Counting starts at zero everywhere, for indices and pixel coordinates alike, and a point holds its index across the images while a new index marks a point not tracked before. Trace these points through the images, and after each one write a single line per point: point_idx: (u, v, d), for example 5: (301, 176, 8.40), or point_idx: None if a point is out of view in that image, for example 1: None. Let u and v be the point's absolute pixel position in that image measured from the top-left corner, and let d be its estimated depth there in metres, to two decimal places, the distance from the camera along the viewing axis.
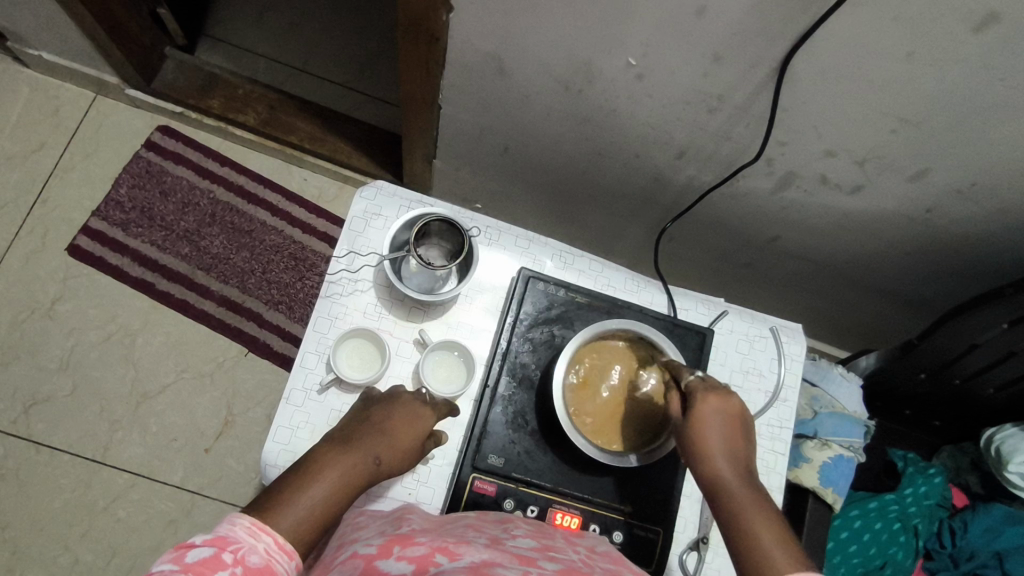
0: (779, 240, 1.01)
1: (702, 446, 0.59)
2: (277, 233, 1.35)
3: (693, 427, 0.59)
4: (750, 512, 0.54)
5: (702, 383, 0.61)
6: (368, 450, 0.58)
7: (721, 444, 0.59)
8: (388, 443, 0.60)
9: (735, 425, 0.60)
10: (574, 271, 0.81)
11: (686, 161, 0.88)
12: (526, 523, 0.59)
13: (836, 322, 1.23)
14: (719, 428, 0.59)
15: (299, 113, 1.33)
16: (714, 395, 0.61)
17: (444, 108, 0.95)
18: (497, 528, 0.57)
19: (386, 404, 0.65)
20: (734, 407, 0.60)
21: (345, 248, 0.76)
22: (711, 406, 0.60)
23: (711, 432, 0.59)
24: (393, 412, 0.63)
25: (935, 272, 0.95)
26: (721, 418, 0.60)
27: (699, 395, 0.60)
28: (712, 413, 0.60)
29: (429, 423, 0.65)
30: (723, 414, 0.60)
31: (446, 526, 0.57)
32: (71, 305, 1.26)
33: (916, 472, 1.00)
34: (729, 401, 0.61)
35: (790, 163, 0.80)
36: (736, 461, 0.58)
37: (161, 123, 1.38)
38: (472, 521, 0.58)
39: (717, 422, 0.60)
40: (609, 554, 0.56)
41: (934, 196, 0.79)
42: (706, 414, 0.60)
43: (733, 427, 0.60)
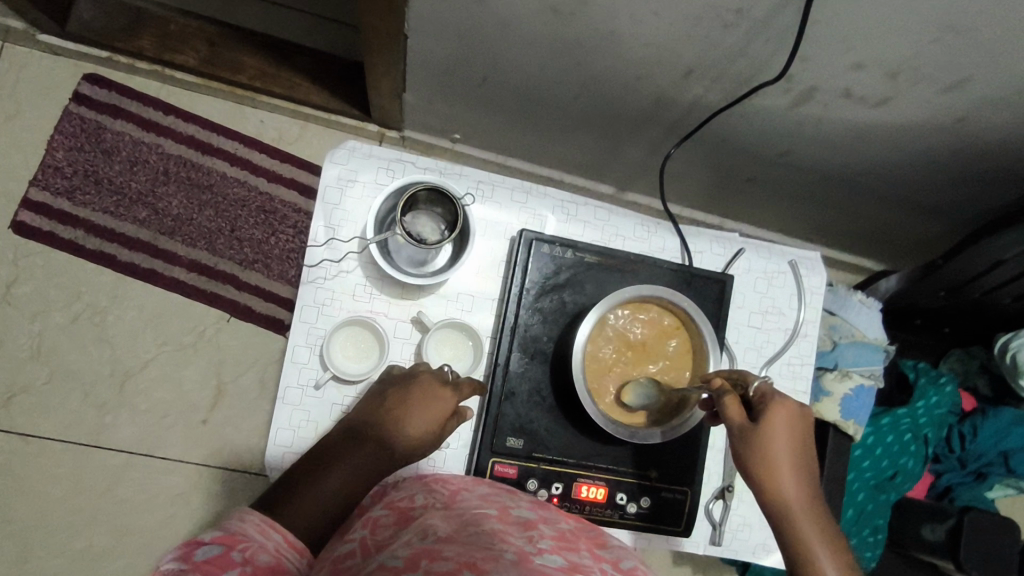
0: (789, 155, 0.93)
1: (767, 460, 0.55)
2: (240, 185, 1.24)
3: (761, 435, 0.55)
4: (810, 531, 0.52)
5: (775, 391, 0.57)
6: (384, 438, 0.59)
7: (788, 461, 0.55)
8: (405, 430, 0.60)
9: (803, 436, 0.56)
10: (579, 222, 0.73)
11: (691, 82, 0.78)
12: (549, 528, 0.55)
13: (842, 227, 1.18)
14: (784, 441, 0.55)
15: (243, 47, 1.17)
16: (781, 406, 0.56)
17: (411, 38, 0.83)
18: (522, 539, 0.51)
19: (410, 386, 0.63)
20: (802, 416, 0.57)
21: (323, 225, 0.67)
22: (782, 412, 0.56)
23: (779, 447, 0.55)
24: (410, 397, 0.61)
25: (957, 178, 0.89)
26: (788, 425, 0.56)
27: (774, 401, 0.56)
28: (782, 421, 0.55)
29: (449, 407, 0.62)
30: (791, 423, 0.56)
31: (466, 532, 0.52)
32: (29, 287, 1.17)
33: (928, 383, 0.98)
34: (797, 409, 0.57)
35: (810, 79, 0.71)
36: (802, 478, 0.55)
37: (88, 72, 1.20)
38: (494, 528, 0.53)
39: (784, 435, 0.55)
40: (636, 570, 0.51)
41: (970, 105, 0.71)
42: (773, 422, 0.55)
43: (798, 438, 0.56)
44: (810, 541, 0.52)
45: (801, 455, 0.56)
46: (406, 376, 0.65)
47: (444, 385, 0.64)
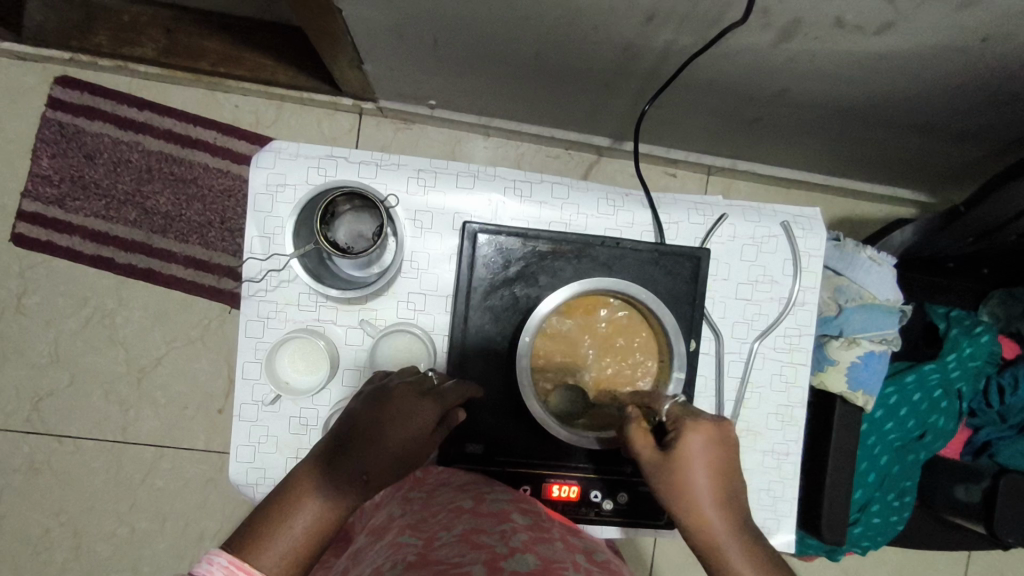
0: (788, 92, 0.82)
1: (688, 498, 0.49)
2: (224, 175, 1.21)
3: (679, 466, 0.50)
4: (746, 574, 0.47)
5: (690, 413, 0.51)
6: (355, 466, 0.52)
7: (711, 494, 0.50)
8: (380, 455, 0.54)
9: (725, 458, 0.51)
10: (534, 203, 0.67)
11: (656, 26, 0.68)
12: (521, 518, 0.54)
13: (865, 159, 1.05)
14: (706, 469, 0.50)
15: (200, 30, 1.12)
16: (701, 425, 0.51)
17: (346, 9, 0.75)
18: (495, 536, 0.50)
19: (388, 398, 0.57)
20: (723, 435, 0.51)
21: (257, 237, 0.64)
22: (697, 439, 0.50)
23: (699, 477, 0.50)
24: (389, 412, 0.56)
25: (990, 99, 0.76)
26: (707, 453, 0.50)
27: (688, 427, 0.50)
28: (699, 452, 0.50)
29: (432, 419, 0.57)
30: (709, 448, 0.50)
31: (438, 536, 0.50)
32: (38, 296, 1.20)
33: (961, 334, 0.88)
34: (716, 429, 0.51)
35: (791, 11, 0.60)
36: (729, 510, 0.50)
37: (57, 74, 1.18)
38: (466, 527, 0.51)
39: (705, 463, 0.50)
40: None
41: (990, 24, 0.58)
42: (688, 453, 0.50)
43: (721, 463, 0.50)
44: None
45: (725, 481, 0.50)
46: (383, 388, 0.59)
47: (425, 395, 0.58)
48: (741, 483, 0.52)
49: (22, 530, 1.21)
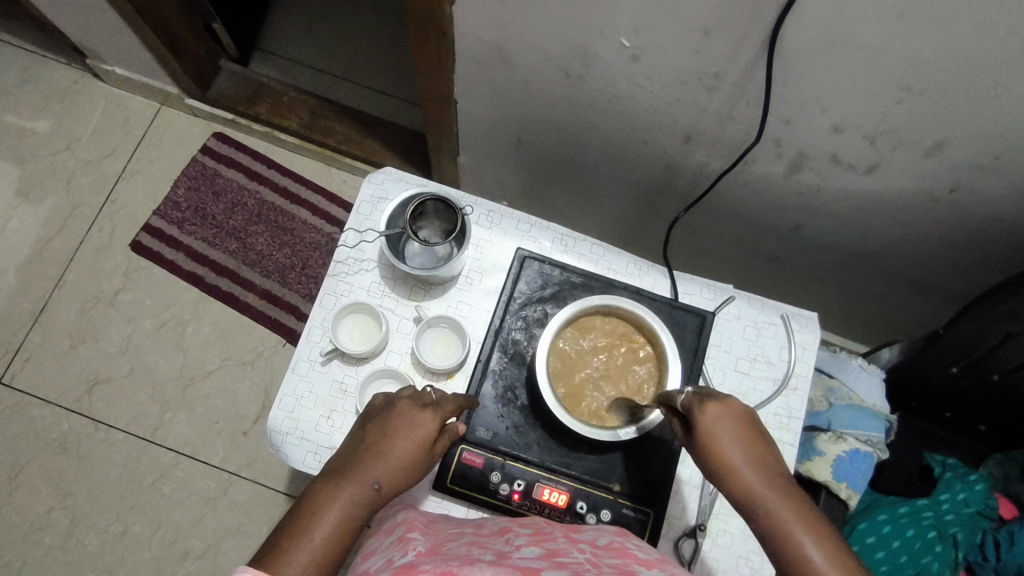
0: (802, 229, 0.97)
1: (720, 466, 0.53)
2: (316, 231, 1.43)
3: (705, 443, 0.54)
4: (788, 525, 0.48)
5: (696, 394, 0.57)
6: (366, 476, 0.55)
7: (743, 459, 0.53)
8: (386, 465, 0.57)
9: (746, 430, 0.54)
10: (574, 253, 0.81)
11: (694, 146, 0.87)
12: (524, 529, 0.58)
13: (874, 321, 1.16)
14: (729, 439, 0.54)
15: (336, 117, 1.41)
16: (713, 403, 0.55)
17: (460, 102, 0.99)
18: (499, 543, 0.55)
19: (388, 414, 0.62)
20: (737, 410, 0.55)
21: (352, 231, 0.80)
22: (716, 414, 0.55)
23: (725, 448, 0.53)
24: (388, 428, 0.60)
25: (975, 259, 0.89)
26: (726, 424, 0.54)
27: (698, 407, 0.55)
28: (717, 424, 0.54)
29: (435, 425, 0.62)
30: (727, 419, 0.55)
31: (447, 545, 0.55)
32: (131, 295, 1.38)
33: (954, 477, 0.92)
34: (731, 406, 0.55)
35: (798, 143, 0.78)
36: (765, 471, 0.52)
37: (217, 130, 1.49)
38: (471, 539, 0.56)
39: (728, 434, 0.54)
40: (613, 545, 0.53)
41: (954, 173, 0.74)
42: (711, 426, 0.54)
43: (749, 432, 0.54)
44: (790, 531, 0.47)
45: (756, 451, 0.54)
46: (387, 407, 0.64)
47: (425, 406, 0.63)
48: (776, 456, 0.54)
49: (28, 504, 1.26)
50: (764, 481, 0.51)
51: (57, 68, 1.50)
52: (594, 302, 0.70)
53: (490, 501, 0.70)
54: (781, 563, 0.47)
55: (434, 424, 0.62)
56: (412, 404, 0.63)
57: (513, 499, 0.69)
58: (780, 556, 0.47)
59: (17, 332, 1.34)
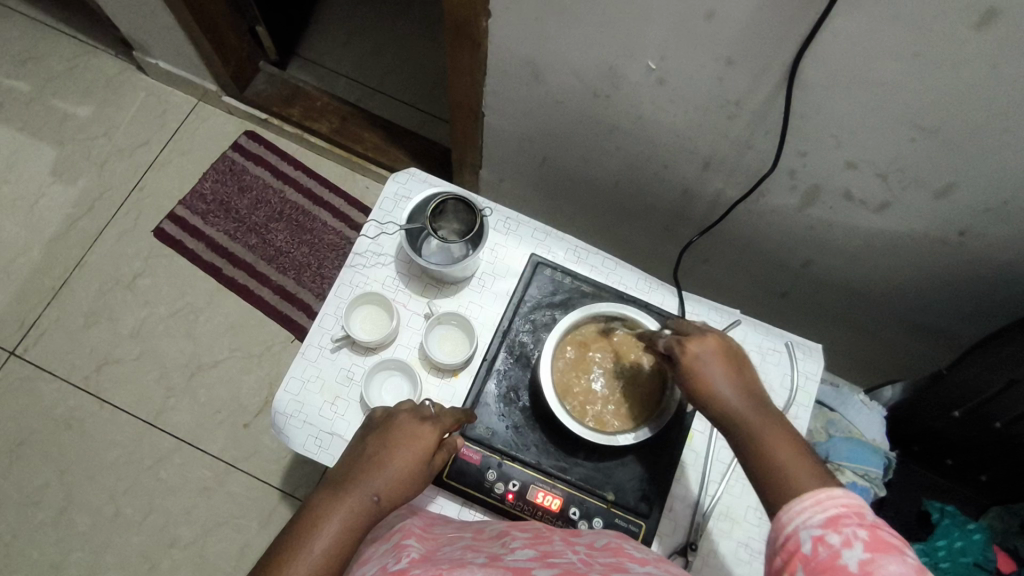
0: (812, 264, 0.98)
1: (701, 393, 0.58)
2: (335, 232, 1.46)
3: (688, 373, 0.59)
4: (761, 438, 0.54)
5: (680, 335, 0.61)
6: (365, 489, 0.55)
7: (721, 383, 0.58)
8: (387, 478, 0.57)
9: (726, 359, 0.60)
10: (586, 265, 0.83)
11: (712, 173, 0.89)
12: (521, 532, 0.58)
13: (880, 366, 1.16)
14: (710, 368, 0.59)
15: (366, 125, 1.46)
16: (696, 341, 0.60)
17: (488, 116, 1.02)
18: (495, 545, 0.56)
19: (389, 425, 0.62)
20: (717, 344, 0.60)
21: (373, 225, 0.82)
22: (697, 348, 0.60)
23: (705, 375, 0.59)
24: (390, 441, 0.60)
25: (983, 306, 0.89)
26: (709, 356, 0.59)
27: (681, 346, 0.60)
28: (700, 356, 0.59)
29: (434, 440, 0.61)
30: (709, 352, 0.60)
31: (444, 548, 0.56)
32: (150, 280, 1.41)
33: (952, 524, 0.90)
34: (712, 340, 0.60)
35: (812, 177, 0.80)
36: (740, 392, 0.58)
37: (249, 129, 1.53)
38: (468, 543, 0.57)
39: (708, 364, 0.59)
40: (610, 547, 0.53)
41: (964, 217, 0.76)
42: (693, 360, 0.59)
43: (727, 359, 0.60)
44: (761, 442, 0.54)
45: (733, 375, 0.59)
46: (387, 419, 0.63)
47: (425, 419, 0.63)
48: (755, 381, 0.60)
49: (25, 477, 1.27)
50: (739, 401, 0.57)
51: (104, 59, 1.57)
52: (602, 309, 0.71)
53: (484, 498, 0.70)
54: (755, 469, 0.53)
55: (434, 437, 0.62)
56: (412, 411, 0.63)
57: (506, 499, 0.70)
58: (753, 463, 0.53)
59: (36, 306, 1.38)
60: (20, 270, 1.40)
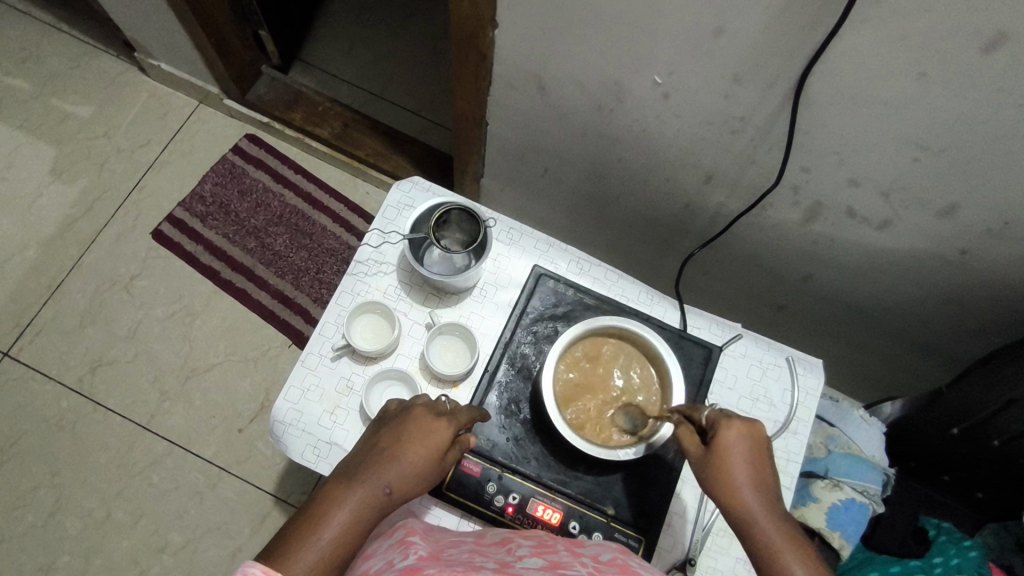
0: (812, 280, 0.98)
1: (726, 481, 0.56)
2: (334, 238, 1.45)
3: (716, 456, 0.57)
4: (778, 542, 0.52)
5: (725, 414, 0.60)
6: (378, 481, 0.55)
7: (747, 478, 0.56)
8: (399, 470, 0.57)
9: (760, 455, 0.58)
10: (588, 277, 0.83)
11: (714, 187, 0.90)
12: (526, 540, 0.57)
13: (877, 382, 1.17)
14: (741, 457, 0.57)
15: (368, 131, 1.46)
16: (737, 423, 0.59)
17: (492, 126, 1.02)
18: (501, 552, 0.55)
19: (403, 418, 0.61)
20: (758, 436, 0.58)
21: (376, 234, 0.82)
22: (736, 433, 0.58)
23: (734, 463, 0.57)
24: (402, 432, 0.59)
25: (982, 324, 0.90)
26: (745, 446, 0.58)
27: (722, 425, 0.58)
28: (735, 443, 0.57)
29: (450, 434, 0.60)
30: (746, 442, 0.58)
31: (449, 550, 0.55)
32: (147, 282, 1.40)
33: (949, 541, 0.88)
34: (748, 427, 0.58)
35: (815, 193, 0.81)
36: (764, 491, 0.56)
37: (250, 132, 1.53)
38: (473, 547, 0.56)
39: (740, 452, 0.57)
40: (617, 561, 0.52)
41: (965, 236, 0.76)
42: (729, 445, 0.58)
43: (759, 455, 0.58)
44: (780, 552, 0.51)
45: (761, 471, 0.57)
46: (402, 413, 0.63)
47: (441, 416, 0.62)
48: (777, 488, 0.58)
49: (16, 479, 1.26)
50: (760, 499, 0.55)
51: (106, 59, 1.56)
52: (605, 323, 0.71)
53: (483, 511, 0.69)
54: None
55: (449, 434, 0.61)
56: (427, 411, 0.62)
57: (506, 512, 0.69)
58: (766, 569, 0.51)
59: (30, 306, 1.36)
60: (15, 270, 1.39)
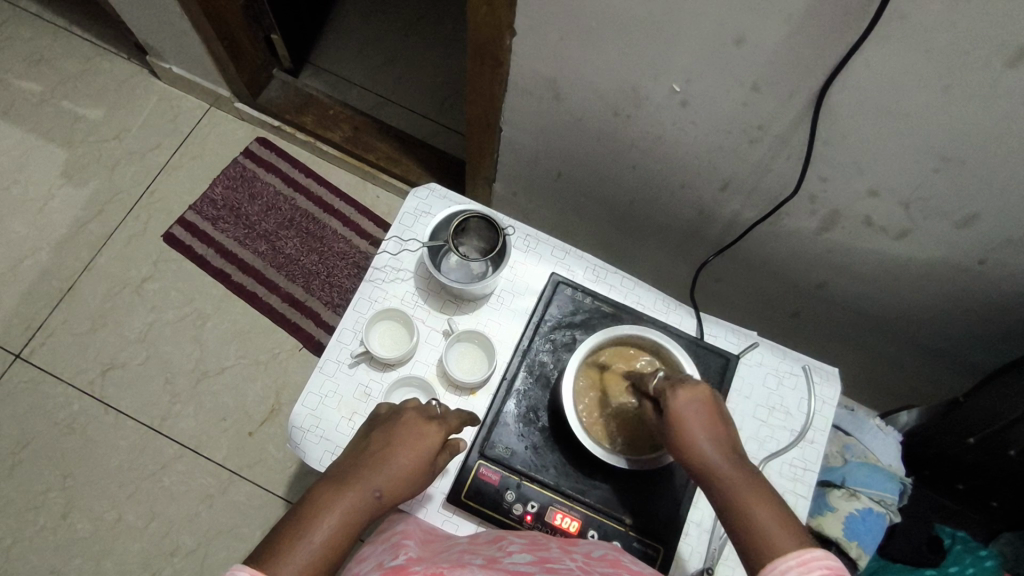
0: (827, 287, 0.98)
1: (687, 447, 0.56)
2: (345, 242, 1.45)
3: (672, 425, 0.57)
4: (743, 495, 0.52)
5: (669, 382, 0.59)
6: (367, 484, 0.55)
7: (704, 438, 0.56)
8: (389, 474, 0.57)
9: (712, 411, 0.57)
10: (605, 285, 0.83)
11: (730, 195, 0.90)
12: (517, 539, 0.58)
13: (890, 389, 1.17)
14: (693, 420, 0.57)
15: (379, 135, 1.46)
16: (683, 388, 0.58)
17: (506, 131, 1.02)
18: (492, 550, 0.56)
19: (393, 423, 0.62)
20: (704, 394, 0.58)
21: (393, 240, 0.82)
22: (684, 399, 0.57)
23: (688, 427, 0.56)
24: (392, 438, 0.60)
25: (998, 333, 0.90)
26: (695, 407, 0.57)
27: (670, 394, 0.58)
28: (686, 409, 0.57)
29: (439, 440, 0.61)
30: (698, 403, 0.57)
31: (441, 554, 0.56)
32: (157, 285, 1.41)
33: (964, 551, 0.88)
34: (697, 391, 0.58)
35: (833, 202, 0.81)
36: (723, 446, 0.55)
37: (260, 135, 1.53)
38: (465, 548, 0.57)
39: (693, 414, 0.57)
40: (607, 558, 0.53)
41: (985, 246, 0.76)
42: (681, 411, 0.57)
43: (711, 411, 0.57)
44: (744, 506, 0.51)
45: (717, 428, 0.57)
46: (392, 418, 0.63)
47: (430, 420, 0.63)
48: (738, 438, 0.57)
49: (27, 481, 1.26)
50: (721, 454, 0.55)
51: (117, 62, 1.57)
52: (622, 331, 0.71)
53: (502, 519, 0.70)
54: (737, 532, 0.51)
55: (439, 439, 0.62)
56: (417, 414, 0.63)
57: (524, 520, 0.69)
58: (734, 525, 0.51)
59: (42, 309, 1.37)
60: (27, 272, 1.39)
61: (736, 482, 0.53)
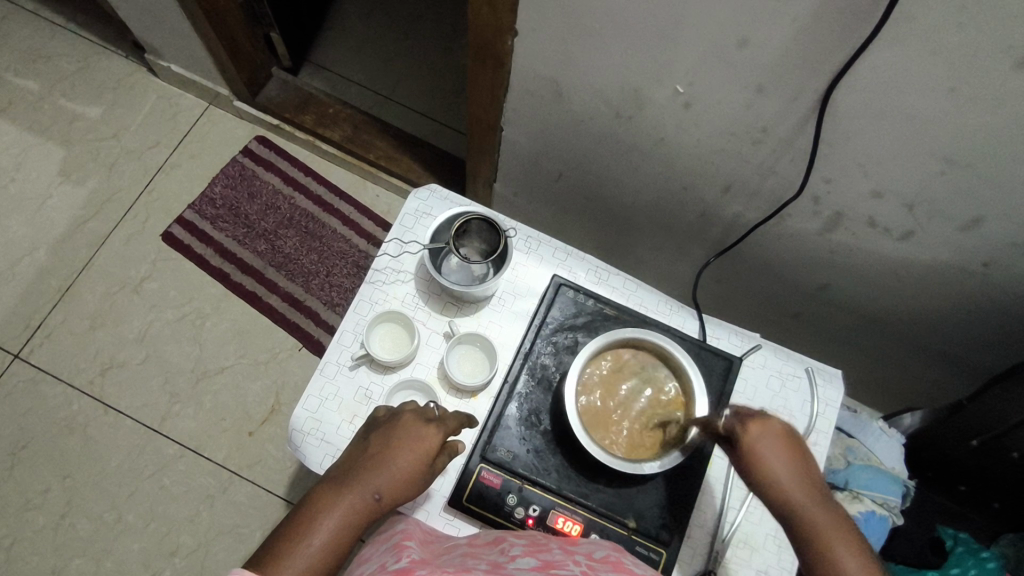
0: (829, 289, 0.98)
1: (765, 480, 0.57)
2: (345, 241, 1.45)
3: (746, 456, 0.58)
4: (821, 534, 0.53)
5: (738, 417, 0.60)
6: (366, 487, 0.55)
7: (784, 472, 0.57)
8: (389, 476, 0.56)
9: (789, 446, 0.58)
10: (607, 286, 0.83)
11: (732, 197, 0.89)
12: (519, 540, 0.58)
13: (891, 390, 1.16)
14: (769, 455, 0.58)
15: (379, 134, 1.45)
16: (755, 424, 0.59)
17: (507, 131, 1.01)
18: (494, 552, 0.55)
19: (393, 423, 0.61)
20: (777, 429, 0.59)
21: (394, 242, 0.82)
22: (758, 434, 0.58)
23: (764, 461, 0.58)
24: (392, 439, 0.59)
25: (1000, 335, 0.89)
26: (771, 443, 0.58)
27: (741, 430, 0.59)
28: (760, 442, 0.58)
29: (439, 441, 0.61)
30: (772, 438, 0.58)
31: (442, 556, 0.55)
32: (156, 284, 1.40)
33: (966, 552, 0.89)
34: (770, 427, 0.59)
35: (836, 204, 0.80)
36: (803, 481, 0.57)
37: (260, 134, 1.53)
38: (466, 550, 0.56)
39: (772, 449, 0.58)
40: (609, 560, 0.53)
41: (989, 248, 0.76)
42: (755, 446, 0.58)
43: (790, 445, 0.58)
44: (826, 543, 0.53)
45: (795, 463, 0.58)
46: (391, 419, 0.63)
47: (430, 421, 0.62)
48: (817, 471, 0.59)
49: (26, 481, 1.25)
50: (803, 491, 0.56)
51: (115, 60, 1.56)
52: (626, 334, 0.70)
53: (504, 523, 0.69)
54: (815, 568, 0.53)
55: (438, 439, 0.61)
56: (415, 414, 0.62)
57: (526, 524, 0.69)
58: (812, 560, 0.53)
59: (41, 309, 1.36)
60: (25, 271, 1.39)
61: (814, 519, 0.54)
